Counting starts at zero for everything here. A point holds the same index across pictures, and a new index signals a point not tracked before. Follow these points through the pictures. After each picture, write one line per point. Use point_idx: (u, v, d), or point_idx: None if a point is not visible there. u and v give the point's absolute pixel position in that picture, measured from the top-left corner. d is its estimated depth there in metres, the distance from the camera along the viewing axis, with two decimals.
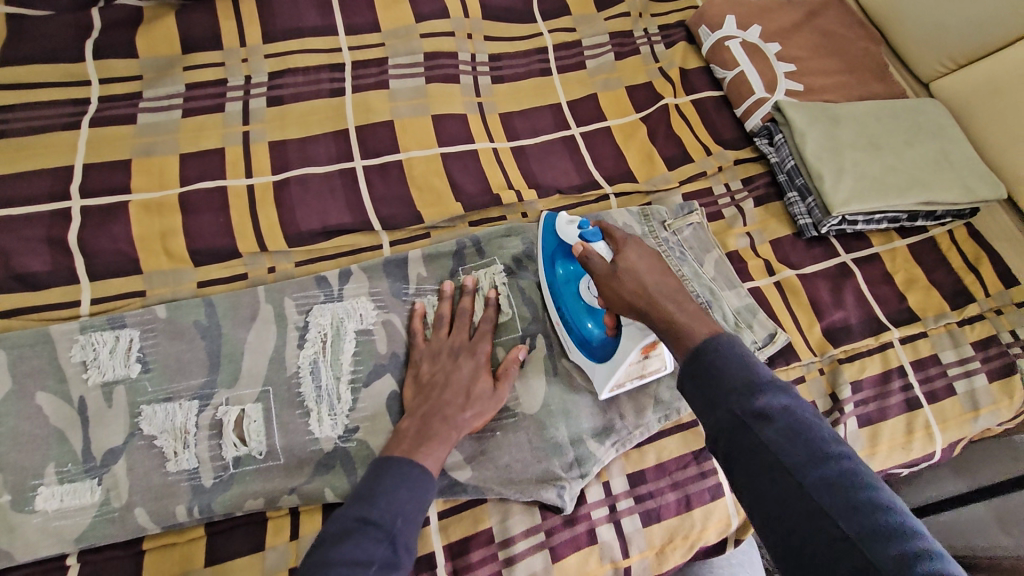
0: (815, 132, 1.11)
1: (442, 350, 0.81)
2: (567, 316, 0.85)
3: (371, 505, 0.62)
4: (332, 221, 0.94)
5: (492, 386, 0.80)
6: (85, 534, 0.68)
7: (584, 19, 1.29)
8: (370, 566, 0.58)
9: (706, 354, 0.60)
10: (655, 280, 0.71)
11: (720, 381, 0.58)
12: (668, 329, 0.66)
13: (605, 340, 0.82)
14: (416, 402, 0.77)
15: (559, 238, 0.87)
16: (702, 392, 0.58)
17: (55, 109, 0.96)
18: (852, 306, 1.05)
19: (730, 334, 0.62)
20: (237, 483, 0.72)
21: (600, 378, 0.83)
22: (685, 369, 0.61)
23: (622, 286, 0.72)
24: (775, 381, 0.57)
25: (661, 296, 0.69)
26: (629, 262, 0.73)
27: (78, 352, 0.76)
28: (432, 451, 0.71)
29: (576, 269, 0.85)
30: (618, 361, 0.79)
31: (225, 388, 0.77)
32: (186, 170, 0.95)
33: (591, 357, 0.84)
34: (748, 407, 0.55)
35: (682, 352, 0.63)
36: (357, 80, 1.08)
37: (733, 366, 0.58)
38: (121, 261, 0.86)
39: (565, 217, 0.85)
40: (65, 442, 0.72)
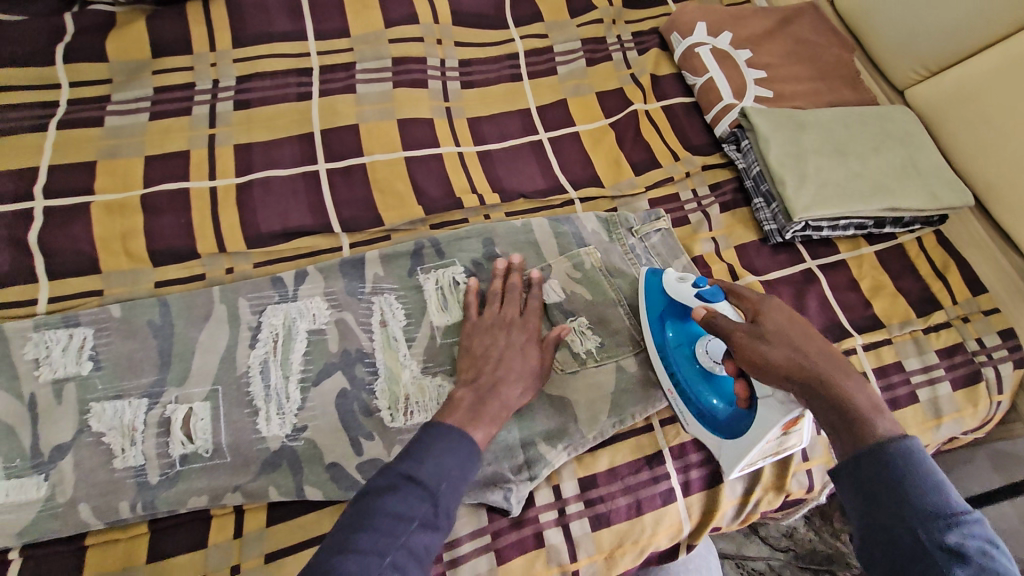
0: (780, 138, 1.11)
1: (495, 324, 0.85)
2: (683, 386, 0.85)
3: (418, 466, 0.62)
4: (292, 224, 0.95)
5: (540, 359, 0.84)
6: (29, 528, 0.69)
7: (557, 25, 1.30)
8: (411, 522, 0.58)
9: (888, 457, 0.55)
10: (809, 350, 0.68)
11: (907, 500, 0.53)
12: (840, 415, 0.62)
13: (738, 413, 0.80)
14: (468, 373, 0.80)
15: (667, 299, 0.88)
16: (877, 501, 0.54)
17: (24, 112, 0.97)
18: (815, 312, 1.05)
19: (921, 450, 0.56)
20: (182, 481, 0.73)
21: (732, 454, 0.81)
22: (860, 463, 0.57)
23: (773, 350, 0.69)
24: (971, 519, 0.51)
25: (830, 374, 0.65)
26: (777, 326, 0.70)
27: (31, 350, 0.77)
28: (484, 425, 0.73)
29: (688, 330, 0.87)
30: (754, 439, 0.77)
31: (174, 387, 0.78)
32: (150, 172, 0.96)
33: (717, 431, 0.83)
34: (939, 538, 0.50)
35: (856, 444, 0.58)
36: (324, 85, 1.09)
37: (923, 487, 0.53)
38: (80, 261, 0.86)
39: (673, 276, 0.87)
40: (14, 437, 0.73)
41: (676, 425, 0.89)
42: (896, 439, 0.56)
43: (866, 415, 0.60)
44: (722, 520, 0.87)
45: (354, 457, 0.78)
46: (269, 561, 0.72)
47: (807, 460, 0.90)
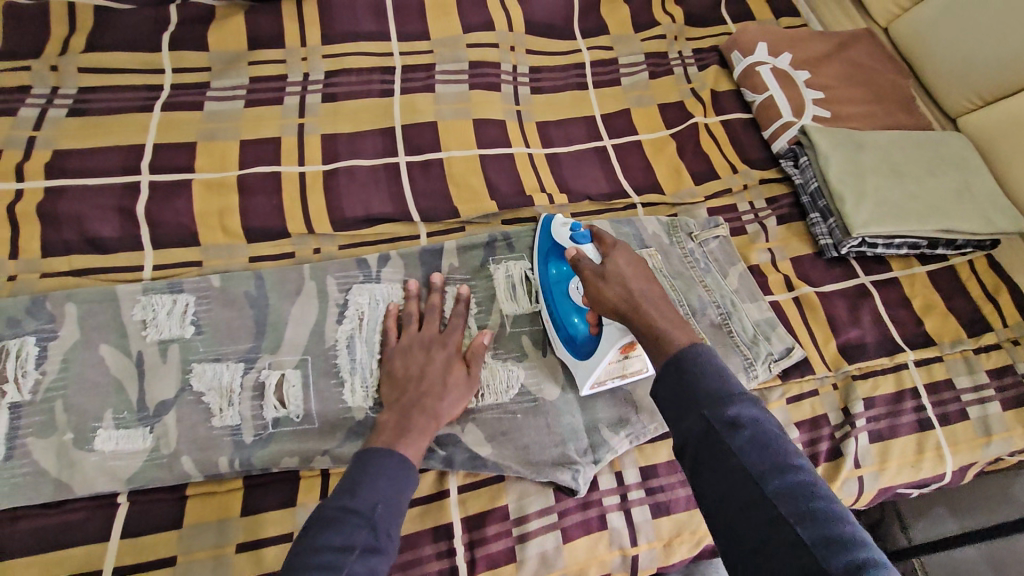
0: (839, 156, 1.15)
1: (415, 344, 0.83)
2: (555, 313, 0.89)
3: (351, 495, 0.62)
4: (374, 210, 1.00)
5: (465, 372, 0.82)
6: (136, 475, 0.73)
7: (622, 39, 1.35)
8: (352, 550, 0.57)
9: (681, 358, 0.61)
10: (641, 289, 0.72)
11: (696, 390, 0.58)
12: (650, 337, 0.67)
13: (589, 338, 0.83)
14: (392, 397, 0.78)
15: (553, 241, 0.91)
16: (675, 399, 0.59)
17: (132, 93, 1.04)
18: (868, 326, 1.07)
19: (709, 347, 0.62)
20: (275, 443, 0.77)
21: (582, 373, 0.85)
22: (663, 376, 0.62)
23: (608, 288, 0.72)
24: (744, 392, 0.58)
25: (648, 305, 0.69)
26: (617, 266, 0.74)
27: (139, 312, 0.82)
28: (413, 442, 0.72)
29: (567, 269, 0.88)
30: (598, 359, 0.81)
31: (268, 354, 0.83)
32: (245, 156, 1.02)
33: (574, 353, 0.86)
34: (720, 414, 0.56)
35: (663, 357, 0.63)
36: (405, 84, 1.15)
37: (708, 376, 0.59)
38: (181, 234, 0.92)
39: (561, 219, 0.90)
40: (122, 391, 0.77)
41: None
42: (686, 348, 0.62)
43: (668, 338, 0.65)
44: None
45: None
46: None
47: (858, 467, 0.95)
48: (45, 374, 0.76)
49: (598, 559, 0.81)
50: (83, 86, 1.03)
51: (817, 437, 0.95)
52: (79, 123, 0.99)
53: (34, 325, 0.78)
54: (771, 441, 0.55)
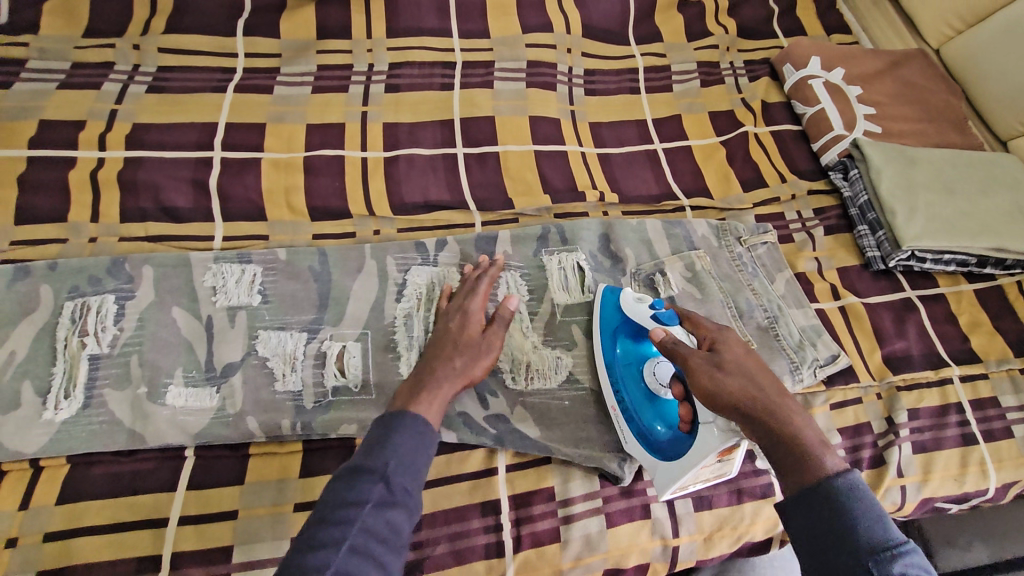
0: (891, 170, 1.15)
1: (441, 315, 0.85)
2: (630, 406, 0.83)
3: (370, 452, 0.63)
4: (432, 197, 1.04)
5: (484, 337, 0.83)
6: (204, 431, 0.76)
7: (675, 47, 1.37)
8: (364, 505, 0.58)
9: (831, 496, 0.56)
10: (762, 383, 0.67)
11: (854, 538, 0.53)
12: (785, 446, 0.61)
13: (678, 436, 0.78)
14: (432, 352, 0.80)
15: (624, 317, 0.87)
16: (822, 537, 0.55)
17: (207, 74, 1.09)
18: (914, 338, 1.07)
19: (864, 486, 0.57)
20: (334, 410, 0.80)
21: (665, 477, 0.78)
22: (803, 503, 0.57)
23: (728, 381, 0.67)
24: (909, 546, 0.53)
25: (776, 403, 0.65)
26: (732, 357, 0.70)
27: (210, 278, 0.86)
28: (427, 394, 0.73)
29: (638, 351, 0.86)
30: (691, 463, 0.75)
31: (330, 327, 0.86)
32: (311, 138, 1.06)
33: (655, 453, 0.80)
34: (885, 570, 0.51)
35: (802, 485, 0.58)
36: (465, 79, 1.19)
37: (866, 523, 0.54)
38: (250, 208, 0.96)
39: (632, 295, 0.87)
40: (192, 352, 0.81)
41: None
42: (836, 476, 0.57)
43: (810, 446, 0.60)
44: None
45: (482, 410, 0.85)
46: None
47: (901, 476, 0.94)
48: (123, 330, 0.80)
49: (639, 546, 0.82)
50: (161, 65, 1.08)
51: (860, 443, 0.96)
52: (157, 99, 1.04)
53: (113, 284, 0.82)
54: None
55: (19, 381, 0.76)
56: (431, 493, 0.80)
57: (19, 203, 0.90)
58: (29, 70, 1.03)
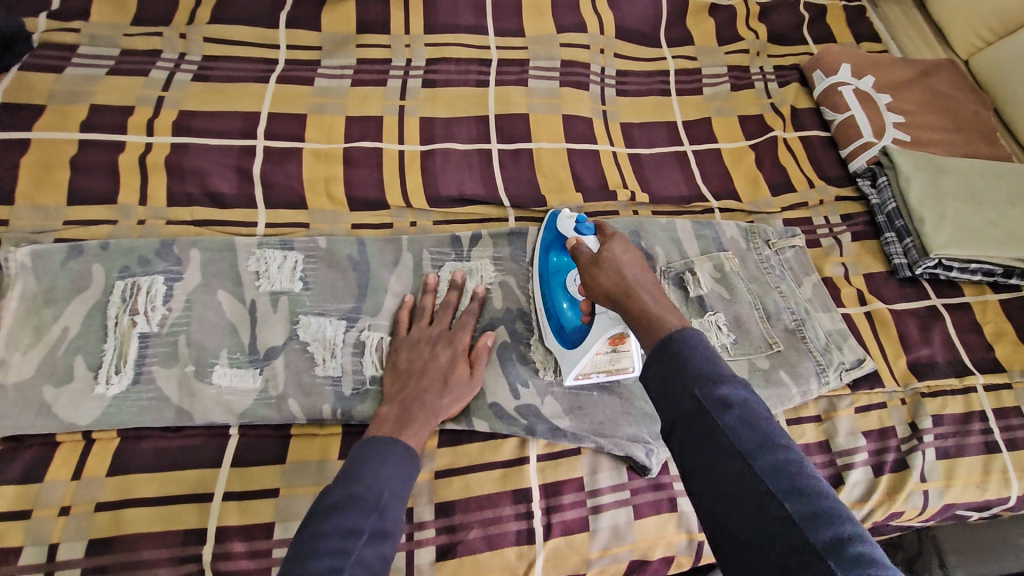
0: (920, 178, 1.16)
1: (423, 340, 0.85)
2: (550, 305, 0.88)
3: (357, 482, 0.65)
4: (466, 191, 1.05)
5: (469, 372, 0.84)
6: (248, 411, 0.79)
7: (706, 50, 1.38)
8: (361, 535, 0.61)
9: (670, 341, 0.61)
10: (636, 273, 0.71)
11: (684, 370, 0.58)
12: (641, 323, 0.66)
13: (579, 327, 0.83)
14: (394, 388, 0.80)
15: (557, 232, 0.90)
16: (665, 378, 0.59)
17: (250, 65, 1.11)
18: (939, 346, 1.08)
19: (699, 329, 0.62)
20: (372, 396, 0.82)
21: (567, 362, 0.84)
22: (653, 357, 0.61)
23: (602, 275, 0.72)
24: (732, 374, 0.58)
25: (639, 288, 0.69)
26: (614, 254, 0.73)
27: (253, 263, 0.88)
28: (414, 432, 0.75)
29: (568, 261, 0.89)
30: (585, 348, 0.79)
31: (369, 315, 0.88)
32: (350, 131, 1.07)
33: (562, 342, 0.85)
34: (709, 393, 0.56)
35: (652, 338, 0.63)
36: (500, 76, 1.20)
37: (698, 355, 0.59)
38: (292, 197, 0.99)
39: (567, 212, 0.89)
40: (236, 334, 0.83)
41: (800, 426, 0.97)
42: (677, 329, 0.61)
43: (660, 318, 0.65)
44: None
45: (512, 400, 0.86)
46: (438, 477, 0.82)
47: (924, 481, 0.95)
48: (171, 311, 0.82)
49: (666, 539, 0.83)
50: (206, 54, 1.10)
51: (883, 447, 0.97)
52: (202, 88, 1.06)
53: (162, 265, 0.85)
54: (756, 419, 0.56)
55: (72, 355, 0.79)
56: (463, 480, 0.82)
57: (72, 186, 0.93)
58: (80, 55, 1.06)
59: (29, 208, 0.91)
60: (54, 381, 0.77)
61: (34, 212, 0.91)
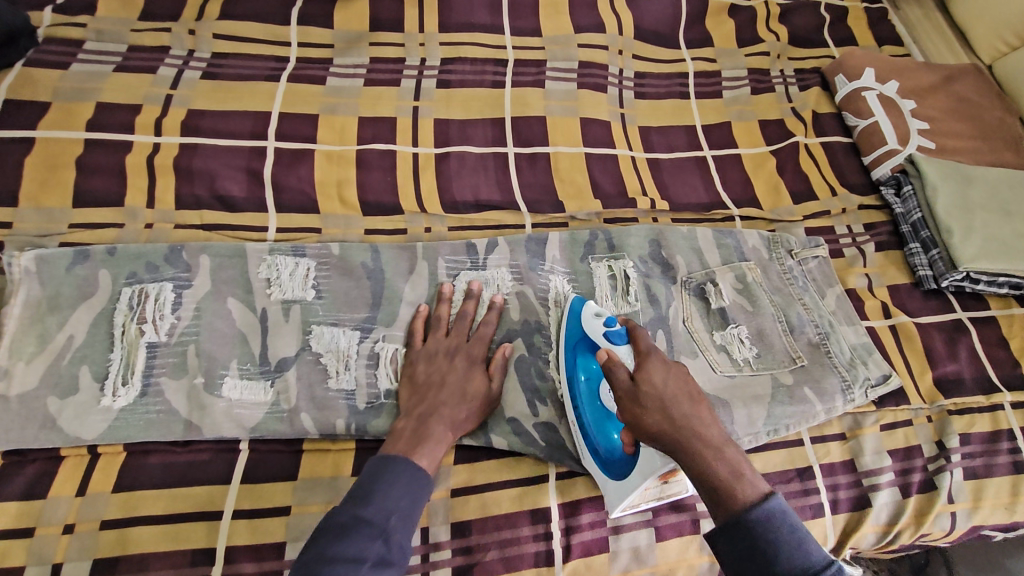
0: (948, 188, 1.13)
1: (441, 351, 0.82)
2: (584, 424, 0.81)
3: (365, 504, 0.64)
4: (483, 196, 1.03)
5: (487, 386, 0.81)
6: (259, 425, 0.76)
7: (726, 52, 1.35)
8: (363, 563, 0.60)
9: (753, 526, 0.60)
10: (685, 414, 0.67)
11: (773, 564, 0.58)
12: (705, 485, 0.64)
13: (624, 456, 0.77)
14: (411, 402, 0.78)
15: (582, 333, 0.83)
16: (747, 566, 0.59)
17: (260, 62, 1.08)
18: (966, 361, 1.04)
19: (782, 508, 0.61)
20: (387, 410, 0.80)
21: (613, 497, 0.77)
22: (727, 535, 0.61)
23: (647, 415, 0.68)
24: (822, 565, 0.58)
25: (694, 438, 0.66)
26: (654, 384, 0.69)
27: (264, 271, 0.85)
28: (429, 451, 0.72)
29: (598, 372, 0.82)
30: (636, 484, 0.74)
31: (383, 326, 0.85)
32: (363, 132, 1.04)
33: (606, 472, 0.78)
34: None
35: (725, 516, 0.62)
36: (516, 77, 1.17)
37: (785, 547, 0.58)
38: (303, 200, 0.96)
39: (592, 309, 0.83)
40: (247, 344, 0.81)
41: (825, 445, 0.94)
42: (755, 508, 0.61)
43: (727, 485, 0.63)
44: (860, 541, 0.92)
45: (531, 417, 0.84)
46: (454, 495, 0.79)
47: (951, 503, 0.93)
48: (180, 320, 0.80)
49: (688, 562, 0.81)
50: (215, 51, 1.07)
51: (910, 467, 0.94)
52: (211, 86, 1.03)
53: (171, 272, 0.82)
54: None
55: (77, 365, 0.76)
56: (481, 498, 0.79)
57: (78, 188, 0.91)
58: (85, 51, 1.03)
59: (33, 210, 0.89)
60: (59, 392, 0.75)
61: (37, 214, 0.88)
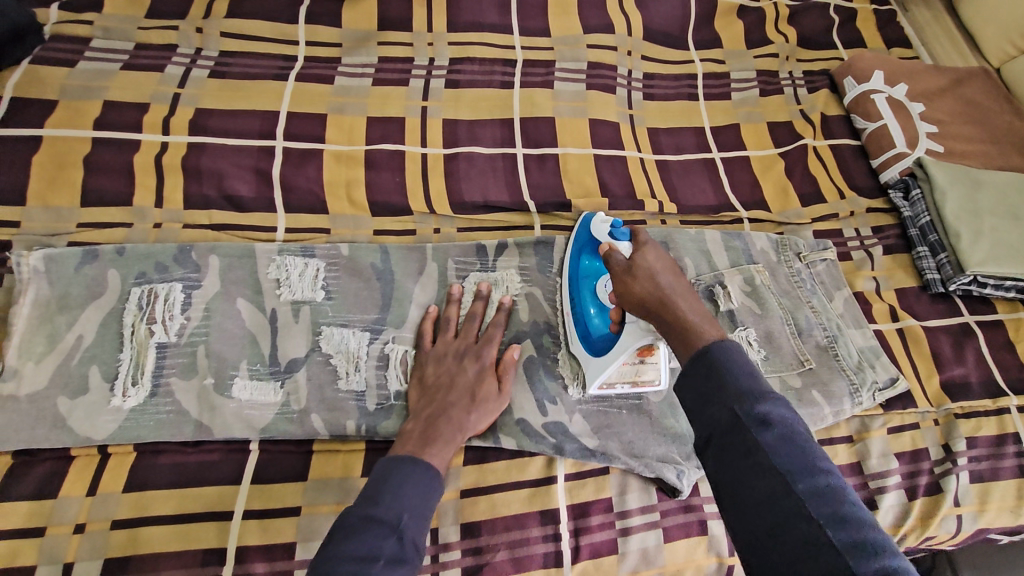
0: (956, 192, 1.13)
1: (450, 353, 0.82)
2: (575, 308, 0.87)
3: (375, 503, 0.63)
4: (491, 197, 1.02)
5: (497, 387, 0.81)
6: (269, 426, 0.76)
7: (734, 54, 1.35)
8: (377, 560, 0.58)
9: (709, 354, 0.60)
10: (671, 282, 0.69)
11: (723, 382, 0.57)
12: (678, 334, 0.65)
13: (607, 335, 0.82)
14: (420, 404, 0.78)
15: (589, 236, 0.89)
16: (701, 393, 0.58)
17: (269, 61, 1.07)
18: (973, 365, 1.04)
19: (739, 345, 0.61)
20: (397, 412, 0.80)
21: (592, 370, 0.83)
22: (687, 372, 0.61)
23: (635, 283, 0.71)
24: (773, 392, 0.57)
25: (674, 296, 0.68)
26: (647, 261, 0.72)
27: (273, 271, 0.85)
28: (438, 451, 0.72)
29: (598, 265, 0.87)
30: (613, 357, 0.79)
31: (393, 327, 0.85)
32: (371, 132, 1.04)
33: (588, 348, 0.84)
34: (748, 409, 0.55)
35: (690, 352, 0.62)
36: (525, 77, 1.17)
37: (738, 373, 0.58)
38: (312, 200, 0.96)
39: (601, 216, 0.88)
40: (256, 344, 0.81)
41: (833, 447, 0.94)
42: (716, 343, 0.61)
43: (698, 329, 0.64)
44: None
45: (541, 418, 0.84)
46: (463, 496, 0.79)
47: (957, 505, 0.93)
48: (190, 320, 0.80)
49: (696, 563, 0.81)
50: (223, 50, 1.07)
51: (916, 469, 0.94)
52: (218, 85, 1.03)
53: (180, 272, 0.82)
54: (797, 441, 0.54)
55: (87, 365, 0.76)
56: (489, 500, 0.79)
57: (86, 186, 0.90)
58: (93, 49, 1.02)
59: (42, 209, 0.88)
60: (69, 392, 0.75)
61: (46, 213, 0.88)
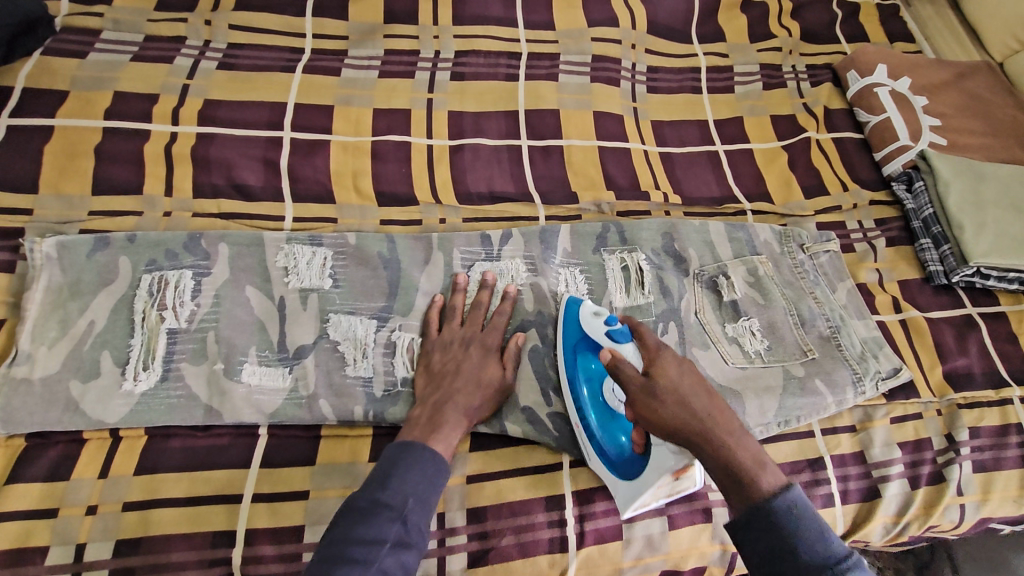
0: (959, 184, 1.13)
1: (455, 340, 0.83)
2: (590, 427, 0.80)
3: (383, 488, 0.64)
4: (497, 188, 1.03)
5: (501, 373, 0.82)
6: (278, 411, 0.78)
7: (738, 47, 1.35)
8: (383, 545, 0.60)
9: (776, 515, 0.60)
10: (702, 405, 0.67)
11: (796, 553, 0.58)
12: (727, 474, 0.63)
13: (634, 456, 0.77)
14: (426, 389, 0.79)
15: (581, 332, 0.84)
16: (770, 555, 0.59)
17: (276, 53, 1.08)
18: (976, 355, 1.04)
19: (801, 497, 0.61)
20: (404, 398, 0.81)
21: (625, 497, 0.77)
22: (753, 527, 0.61)
23: (663, 409, 0.67)
24: (844, 555, 0.58)
25: (712, 430, 0.65)
26: (669, 380, 0.69)
27: (281, 259, 0.86)
28: (444, 436, 0.73)
29: (599, 368, 0.83)
30: (647, 484, 0.73)
31: (400, 315, 0.86)
32: (377, 123, 1.05)
33: (615, 470, 0.78)
34: None
35: (746, 501, 0.62)
36: (530, 70, 1.17)
37: (809, 537, 0.59)
38: (319, 190, 0.97)
39: (588, 309, 0.84)
40: (265, 331, 0.82)
41: (836, 436, 0.95)
42: (777, 497, 0.60)
43: (748, 470, 0.63)
44: (871, 533, 0.93)
45: (545, 405, 0.84)
46: (471, 481, 0.80)
47: (959, 495, 0.94)
48: (200, 306, 0.81)
49: (699, 550, 0.82)
50: (231, 42, 1.08)
51: (919, 460, 0.95)
52: (227, 76, 1.04)
53: (190, 260, 0.83)
54: None
55: (99, 350, 0.78)
56: (496, 485, 0.80)
57: (97, 175, 0.92)
58: (103, 40, 1.03)
59: (53, 197, 0.89)
60: (81, 376, 0.76)
61: (58, 201, 0.89)
